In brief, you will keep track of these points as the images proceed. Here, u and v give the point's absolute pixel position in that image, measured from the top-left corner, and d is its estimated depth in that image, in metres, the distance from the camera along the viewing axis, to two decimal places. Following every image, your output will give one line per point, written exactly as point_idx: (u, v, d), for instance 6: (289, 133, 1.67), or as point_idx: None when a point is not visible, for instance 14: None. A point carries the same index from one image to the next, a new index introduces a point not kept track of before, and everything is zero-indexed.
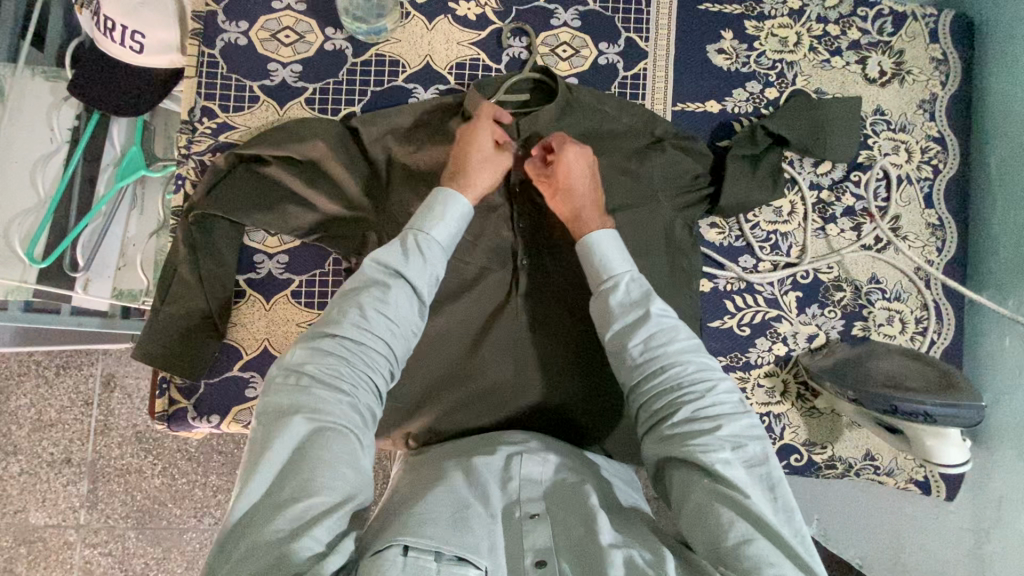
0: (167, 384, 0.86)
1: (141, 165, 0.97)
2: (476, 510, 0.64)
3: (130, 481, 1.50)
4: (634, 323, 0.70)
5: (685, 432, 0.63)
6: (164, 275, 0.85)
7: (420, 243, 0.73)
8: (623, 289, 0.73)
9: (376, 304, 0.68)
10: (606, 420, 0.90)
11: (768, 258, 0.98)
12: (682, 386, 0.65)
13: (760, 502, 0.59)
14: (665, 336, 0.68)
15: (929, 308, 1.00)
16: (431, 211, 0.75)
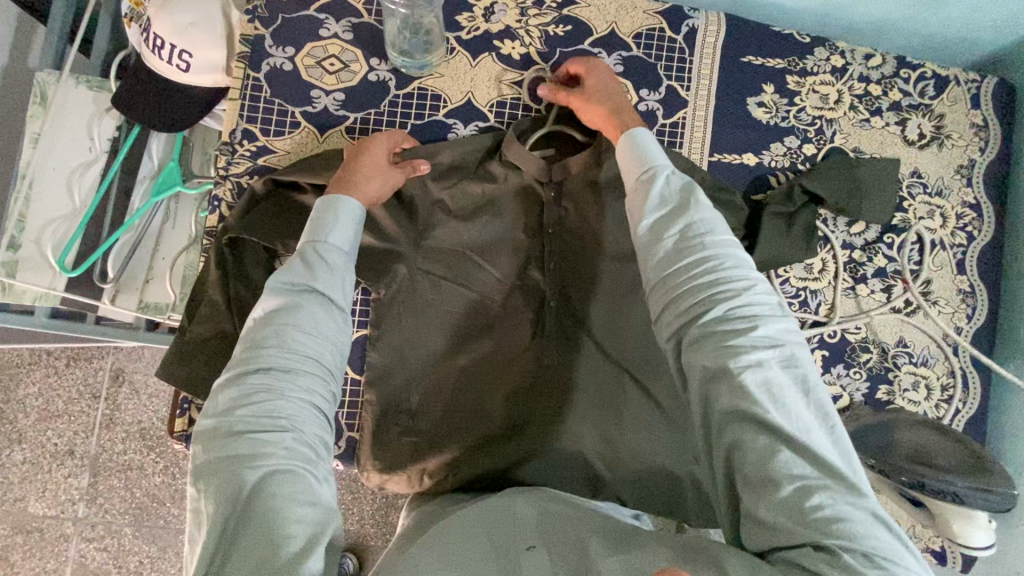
0: (188, 404, 0.86)
1: (177, 181, 0.97)
2: (469, 545, 0.62)
3: (130, 478, 1.50)
4: (670, 215, 0.68)
5: (715, 324, 0.60)
6: (195, 296, 0.86)
7: (322, 255, 0.70)
8: (657, 185, 0.71)
9: (292, 328, 0.63)
10: (623, 470, 0.87)
11: (796, 314, 0.97)
12: (713, 279, 0.62)
13: (793, 405, 0.55)
14: (701, 231, 0.66)
15: (955, 376, 0.98)
16: (325, 221, 0.72)
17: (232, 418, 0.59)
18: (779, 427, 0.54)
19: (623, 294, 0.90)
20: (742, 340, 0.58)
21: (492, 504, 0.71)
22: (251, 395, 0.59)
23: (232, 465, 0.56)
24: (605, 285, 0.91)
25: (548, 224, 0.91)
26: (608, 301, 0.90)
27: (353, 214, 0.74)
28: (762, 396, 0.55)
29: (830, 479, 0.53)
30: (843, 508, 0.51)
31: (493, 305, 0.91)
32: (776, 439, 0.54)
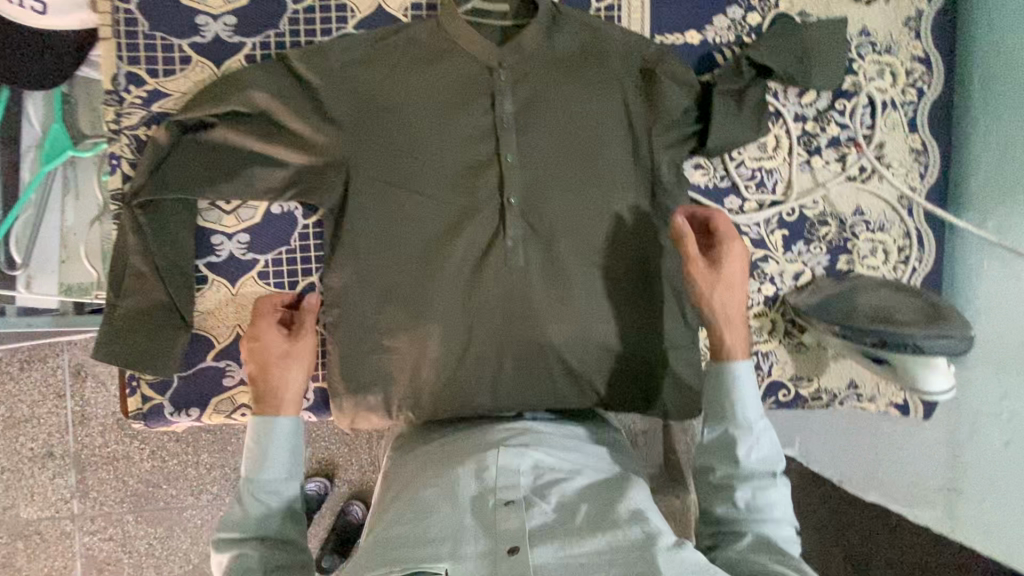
0: (136, 382, 0.81)
1: (66, 145, 0.86)
2: (444, 513, 0.70)
3: (119, 468, 1.47)
4: (741, 402, 0.73)
5: (760, 539, 0.69)
6: (115, 267, 0.78)
7: (261, 497, 0.68)
8: (736, 388, 0.75)
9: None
10: (601, 361, 0.89)
11: (753, 197, 0.95)
12: (757, 512, 0.71)
13: (777, 535, 0.70)
14: (761, 434, 0.74)
15: (911, 236, 0.99)
16: (257, 453, 0.70)
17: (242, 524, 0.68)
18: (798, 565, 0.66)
19: (587, 194, 0.87)
20: (746, 453, 0.72)
21: (470, 464, 0.75)
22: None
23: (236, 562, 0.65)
24: (564, 178, 0.86)
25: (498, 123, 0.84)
26: (575, 199, 0.87)
27: (285, 432, 0.71)
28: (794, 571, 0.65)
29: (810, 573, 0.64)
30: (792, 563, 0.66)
31: (450, 220, 0.85)
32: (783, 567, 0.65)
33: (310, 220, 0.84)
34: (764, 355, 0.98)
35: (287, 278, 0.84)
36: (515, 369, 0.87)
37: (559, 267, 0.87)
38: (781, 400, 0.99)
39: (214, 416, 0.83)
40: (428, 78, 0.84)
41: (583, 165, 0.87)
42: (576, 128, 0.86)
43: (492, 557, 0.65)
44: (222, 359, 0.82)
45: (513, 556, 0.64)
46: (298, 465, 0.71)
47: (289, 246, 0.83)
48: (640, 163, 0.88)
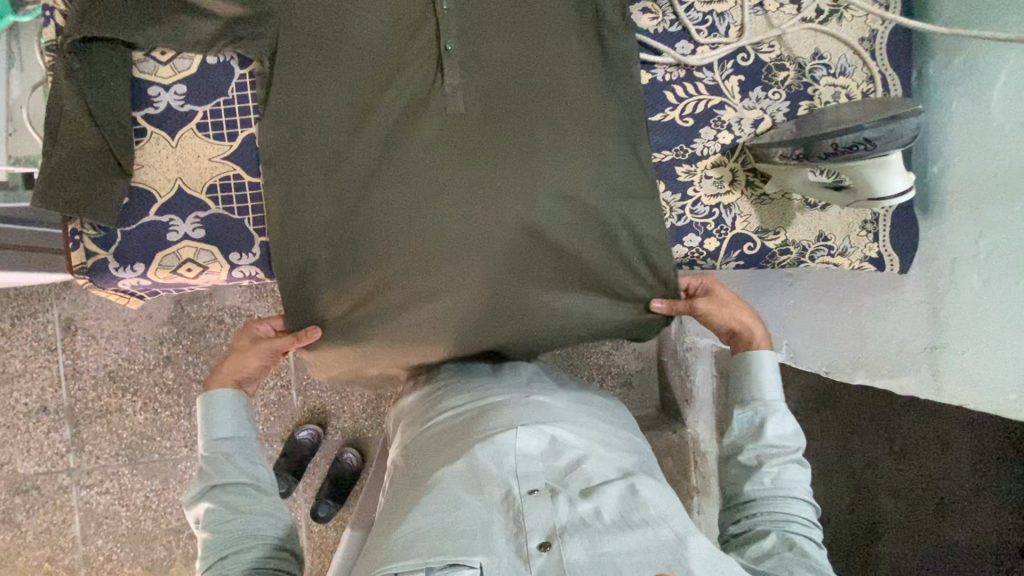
0: (79, 237, 0.80)
1: (6, 9, 0.84)
2: (474, 502, 0.74)
3: (113, 421, 1.46)
4: (760, 386, 0.88)
5: (780, 479, 0.82)
6: (51, 115, 0.77)
7: (215, 456, 0.82)
8: (757, 379, 0.89)
9: (216, 520, 0.77)
10: (558, 222, 0.86)
11: (706, 41, 0.92)
12: (780, 474, 0.83)
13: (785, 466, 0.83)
14: (782, 416, 0.86)
15: (875, 80, 0.96)
16: (205, 421, 0.84)
17: (204, 473, 0.81)
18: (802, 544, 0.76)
19: (528, 38, 0.84)
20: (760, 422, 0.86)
21: (487, 448, 0.80)
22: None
23: (205, 495, 0.79)
24: (503, 23, 0.84)
25: None
26: (514, 48, 0.84)
27: (228, 399, 0.85)
28: (803, 543, 0.77)
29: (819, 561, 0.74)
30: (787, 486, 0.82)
31: (383, 72, 0.83)
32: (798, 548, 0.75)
33: (247, 72, 0.83)
34: (727, 208, 0.95)
35: (227, 130, 0.83)
36: (466, 227, 0.85)
37: (499, 115, 0.84)
38: (747, 255, 0.96)
39: (159, 272, 0.82)
40: None
41: (521, 13, 0.84)
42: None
43: (522, 547, 0.69)
44: (164, 213, 0.81)
45: (544, 554, 0.67)
46: (246, 431, 0.85)
47: (227, 97, 0.82)
48: (580, 11, 0.86)
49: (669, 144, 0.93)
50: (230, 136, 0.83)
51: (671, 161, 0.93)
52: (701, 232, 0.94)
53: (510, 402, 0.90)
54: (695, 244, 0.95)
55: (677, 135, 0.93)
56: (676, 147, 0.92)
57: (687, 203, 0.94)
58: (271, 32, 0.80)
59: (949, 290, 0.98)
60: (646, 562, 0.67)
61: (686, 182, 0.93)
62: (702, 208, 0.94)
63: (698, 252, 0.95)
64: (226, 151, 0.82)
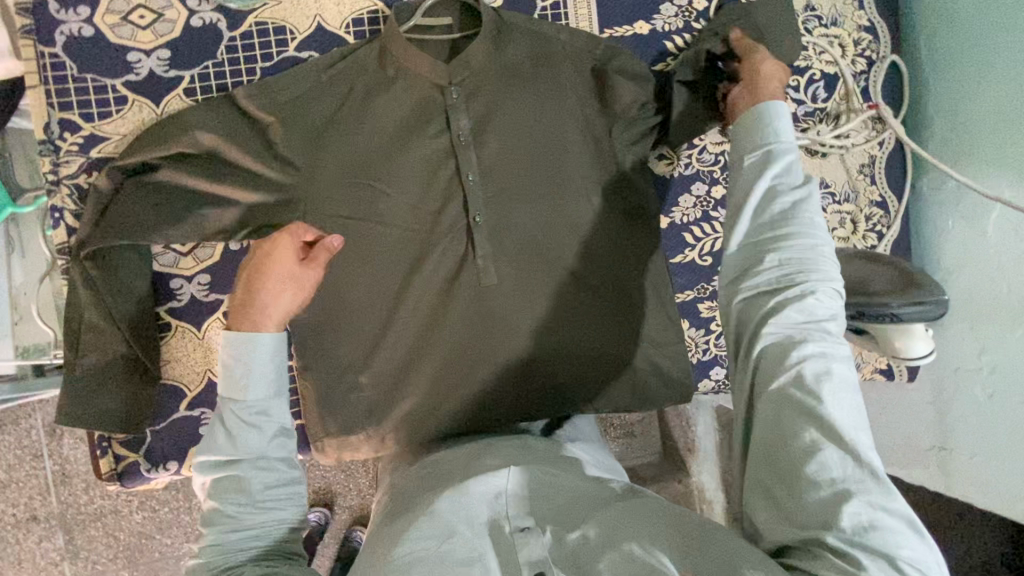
0: (107, 442, 0.78)
1: (5, 201, 0.83)
2: (462, 537, 0.60)
3: (109, 523, 1.21)
4: (772, 194, 0.63)
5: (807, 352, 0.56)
6: (70, 323, 0.74)
7: (246, 420, 0.57)
8: (766, 171, 0.64)
9: (237, 497, 0.56)
10: (597, 379, 0.89)
11: (720, 181, 0.95)
12: (808, 284, 0.58)
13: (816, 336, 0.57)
14: (808, 202, 0.62)
15: (877, 203, 1.01)
16: (237, 368, 0.58)
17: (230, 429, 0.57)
18: (828, 422, 0.52)
19: (558, 198, 0.85)
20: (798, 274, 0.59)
21: (480, 479, 0.65)
22: (212, 554, 0.55)
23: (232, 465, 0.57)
24: (532, 186, 0.84)
25: (459, 141, 0.81)
26: (542, 206, 0.85)
27: (268, 353, 0.59)
28: (831, 407, 0.53)
29: (869, 482, 0.50)
30: (821, 363, 0.55)
31: (413, 247, 0.82)
32: (819, 440, 0.52)
33: None
34: None
35: None
36: (510, 391, 0.85)
37: (531, 275, 0.85)
38: None
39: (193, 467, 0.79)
40: (383, 99, 0.80)
41: (551, 161, 0.85)
42: (537, 132, 0.84)
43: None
44: (196, 407, 0.80)
45: None
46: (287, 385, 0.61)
47: None
48: (604, 158, 0.87)
49: (691, 283, 0.95)
50: None
51: (694, 298, 0.96)
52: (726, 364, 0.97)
53: (500, 448, 0.75)
54: (720, 376, 0.97)
55: (697, 273, 0.96)
56: (698, 286, 0.95)
57: (711, 338, 0.96)
58: (296, 218, 0.78)
59: (955, 397, 1.03)
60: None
61: (709, 317, 0.96)
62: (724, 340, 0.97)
63: (723, 383, 0.98)
64: None
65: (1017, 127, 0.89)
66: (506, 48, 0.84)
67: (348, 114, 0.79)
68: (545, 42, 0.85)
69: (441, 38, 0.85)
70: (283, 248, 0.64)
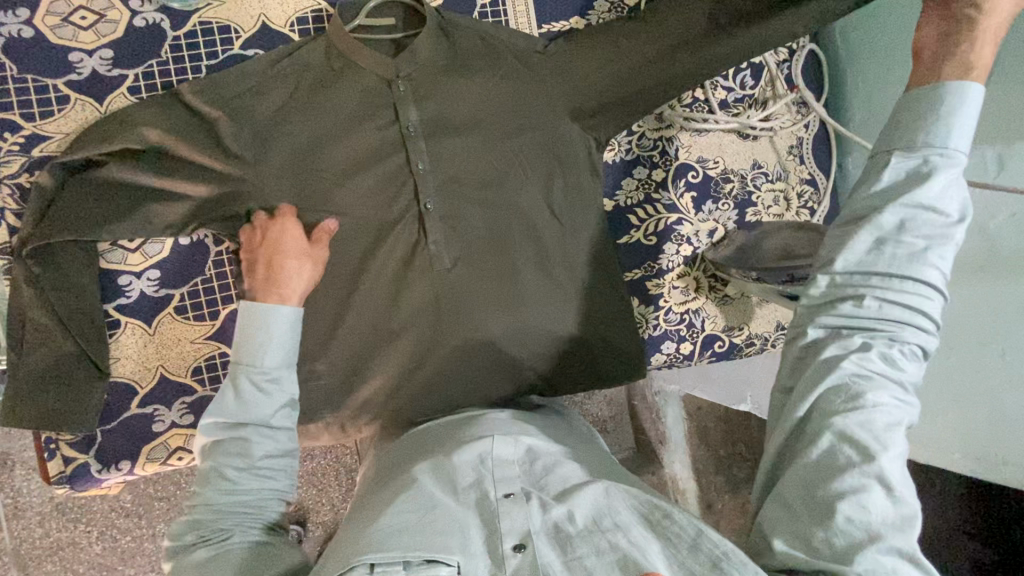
0: (55, 444, 0.76)
1: None
2: (445, 506, 0.62)
3: (66, 556, 1.14)
4: (910, 218, 0.56)
5: (881, 398, 0.54)
6: (13, 324, 0.73)
7: (258, 386, 0.64)
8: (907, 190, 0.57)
9: (237, 458, 0.61)
10: (553, 358, 0.91)
11: (659, 165, 1.01)
12: (899, 332, 0.56)
13: (892, 385, 0.55)
14: (946, 244, 0.56)
15: (807, 181, 1.07)
16: (257, 339, 0.66)
17: (241, 393, 0.63)
18: (880, 472, 0.51)
19: (507, 186, 0.89)
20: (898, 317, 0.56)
21: (466, 452, 0.69)
22: (204, 509, 0.59)
23: (237, 426, 0.62)
24: (483, 176, 0.88)
25: (408, 133, 0.84)
26: (497, 207, 0.88)
27: (284, 324, 0.68)
28: (893, 467, 0.51)
29: (903, 535, 0.50)
30: (892, 412, 0.54)
31: (368, 237, 0.84)
32: (862, 483, 0.51)
33: (223, 247, 0.82)
34: (695, 312, 1.02)
35: (208, 309, 0.81)
36: (467, 372, 0.88)
37: (485, 264, 0.87)
38: (717, 351, 1.04)
39: (148, 466, 0.78)
40: (330, 94, 0.83)
41: (528, 173, 0.89)
42: (487, 131, 0.88)
43: (495, 553, 0.58)
44: (148, 404, 0.79)
45: (519, 555, 0.57)
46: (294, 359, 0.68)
47: (204, 276, 0.81)
48: (564, 160, 0.90)
49: (638, 263, 1.00)
50: (211, 314, 0.82)
51: (641, 277, 1.00)
52: (676, 338, 1.02)
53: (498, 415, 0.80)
54: (672, 349, 1.02)
55: (643, 253, 1.00)
56: (644, 264, 1.00)
57: (661, 314, 1.01)
58: (244, 209, 0.80)
59: None
60: (618, 562, 0.55)
61: (656, 294, 1.00)
62: (674, 315, 1.01)
63: (675, 356, 1.03)
64: (208, 331, 0.81)
65: None
66: (453, 42, 0.87)
67: (295, 109, 0.81)
68: (490, 35, 0.88)
69: (384, 36, 0.88)
70: (291, 232, 0.78)
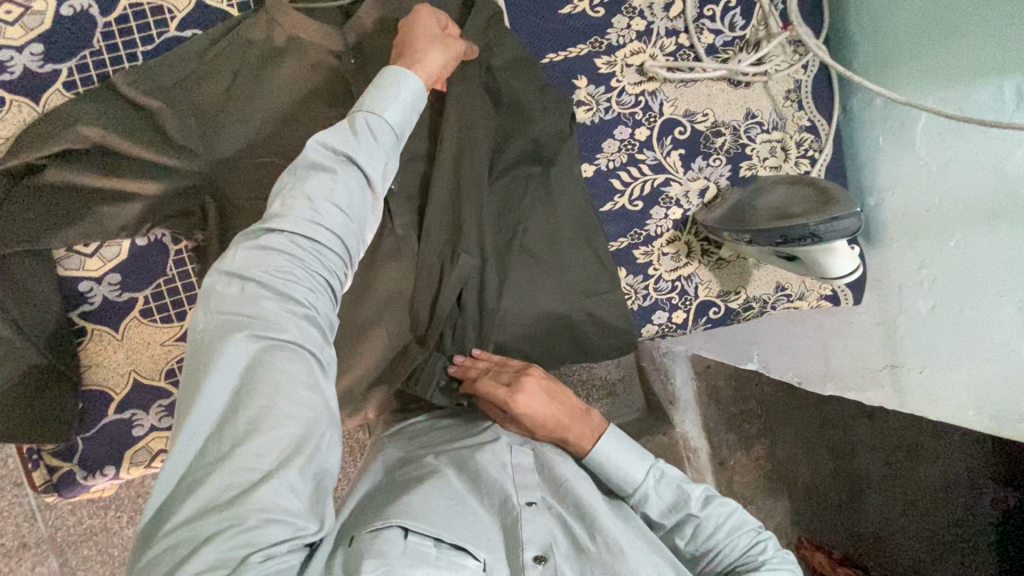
0: (37, 455, 0.76)
1: None
2: (472, 504, 0.63)
3: (100, 541, 1.16)
4: (673, 505, 0.71)
5: (714, 534, 0.70)
6: None
7: (368, 135, 0.59)
8: (675, 527, 0.72)
9: (326, 198, 0.55)
10: (540, 340, 0.88)
11: (643, 122, 0.93)
12: (691, 518, 0.70)
13: (710, 532, 0.70)
14: (667, 476, 0.73)
15: (806, 129, 0.99)
16: (379, 91, 0.61)
17: (347, 136, 0.58)
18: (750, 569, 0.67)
19: (478, 163, 0.83)
20: (687, 519, 0.70)
21: (489, 453, 0.70)
22: (267, 253, 0.52)
23: (327, 174, 0.56)
24: (451, 159, 0.83)
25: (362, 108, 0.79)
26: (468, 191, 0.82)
27: (406, 91, 0.62)
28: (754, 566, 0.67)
29: None
30: (709, 524, 0.70)
31: None
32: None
33: (182, 245, 0.80)
34: (688, 279, 0.97)
35: (175, 310, 0.80)
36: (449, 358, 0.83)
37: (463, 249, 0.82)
38: (712, 318, 0.99)
39: (133, 469, 0.79)
40: (277, 73, 0.77)
41: (494, 150, 0.85)
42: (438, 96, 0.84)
43: (516, 562, 0.59)
44: (125, 409, 0.78)
45: (540, 566, 0.59)
46: (400, 147, 0.63)
47: (167, 276, 0.79)
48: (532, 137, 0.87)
49: (624, 230, 0.94)
50: (179, 314, 0.80)
51: (628, 245, 0.94)
52: (668, 307, 0.96)
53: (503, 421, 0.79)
54: (665, 319, 0.97)
55: (630, 219, 0.94)
56: (631, 232, 0.94)
57: (650, 282, 0.95)
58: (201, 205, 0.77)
59: (900, 315, 1.02)
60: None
61: (645, 263, 0.95)
62: (664, 284, 0.96)
63: (668, 325, 0.98)
64: (178, 332, 0.80)
65: (925, 39, 0.89)
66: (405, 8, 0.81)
67: (240, 93, 0.76)
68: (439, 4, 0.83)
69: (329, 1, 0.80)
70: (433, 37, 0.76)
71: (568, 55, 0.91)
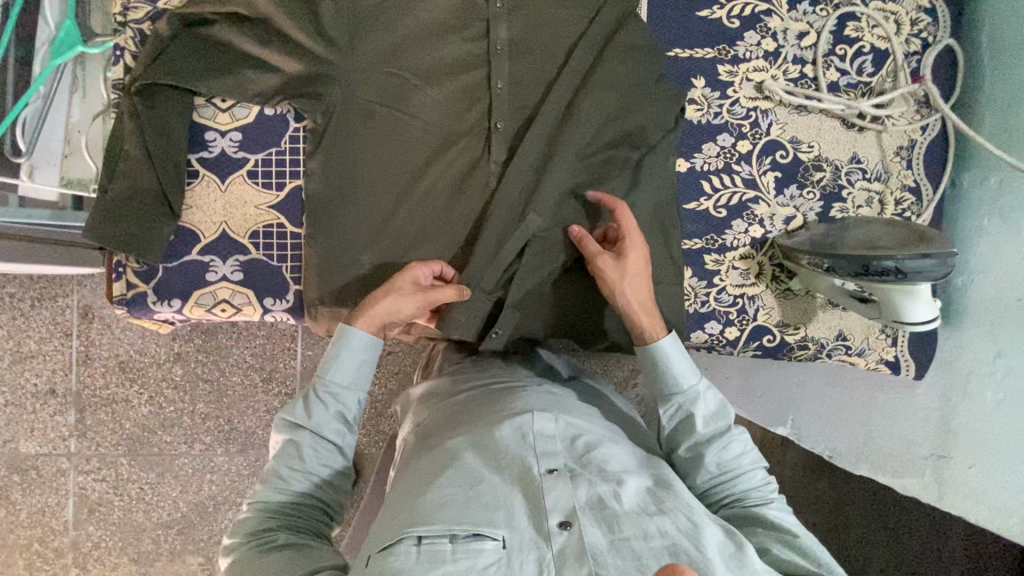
0: (122, 268, 0.83)
1: (77, 40, 0.89)
2: (491, 481, 0.63)
3: (117, 411, 1.23)
4: (712, 417, 0.73)
5: (740, 461, 0.72)
6: (111, 151, 0.81)
7: (324, 399, 0.72)
8: (706, 437, 0.73)
9: (293, 462, 0.69)
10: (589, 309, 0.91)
11: (747, 136, 0.95)
12: (727, 436, 0.72)
13: (734, 455, 0.72)
14: (714, 395, 0.75)
15: (908, 189, 0.97)
16: (332, 359, 0.73)
17: (311, 398, 0.72)
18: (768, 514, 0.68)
19: (579, 126, 0.86)
20: (722, 432, 0.72)
21: (508, 425, 0.69)
22: (255, 516, 0.67)
23: (295, 440, 0.70)
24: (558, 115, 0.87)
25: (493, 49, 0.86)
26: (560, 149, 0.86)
27: (358, 348, 0.73)
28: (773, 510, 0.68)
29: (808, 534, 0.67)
30: (737, 449, 0.72)
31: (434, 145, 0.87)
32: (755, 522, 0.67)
33: (300, 125, 0.87)
34: (750, 299, 0.96)
35: (275, 181, 0.86)
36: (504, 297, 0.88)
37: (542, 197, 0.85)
38: (765, 345, 0.97)
39: (195, 309, 0.85)
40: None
41: (598, 116, 0.87)
42: (566, 56, 0.88)
43: (541, 530, 0.58)
44: (206, 254, 0.85)
45: (564, 533, 0.58)
46: (361, 395, 0.74)
47: (278, 147, 0.86)
48: (637, 116, 0.88)
49: (702, 232, 0.95)
50: (277, 185, 0.86)
51: (701, 248, 0.95)
52: (723, 320, 0.96)
53: (529, 391, 0.78)
54: (716, 331, 0.96)
55: (710, 223, 0.95)
56: (708, 235, 0.95)
57: (712, 291, 0.95)
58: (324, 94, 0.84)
59: (962, 402, 0.97)
60: (667, 550, 0.56)
61: (713, 270, 0.95)
62: (726, 296, 0.96)
63: (718, 339, 0.97)
64: (272, 200, 0.86)
65: None
66: None
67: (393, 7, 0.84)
68: None
69: None
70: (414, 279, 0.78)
71: (692, 55, 0.94)
